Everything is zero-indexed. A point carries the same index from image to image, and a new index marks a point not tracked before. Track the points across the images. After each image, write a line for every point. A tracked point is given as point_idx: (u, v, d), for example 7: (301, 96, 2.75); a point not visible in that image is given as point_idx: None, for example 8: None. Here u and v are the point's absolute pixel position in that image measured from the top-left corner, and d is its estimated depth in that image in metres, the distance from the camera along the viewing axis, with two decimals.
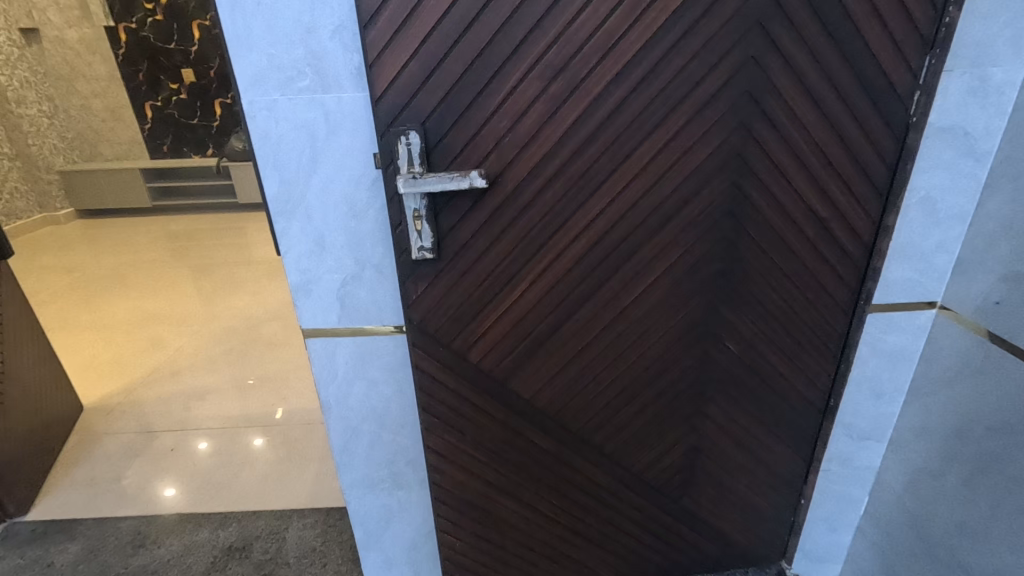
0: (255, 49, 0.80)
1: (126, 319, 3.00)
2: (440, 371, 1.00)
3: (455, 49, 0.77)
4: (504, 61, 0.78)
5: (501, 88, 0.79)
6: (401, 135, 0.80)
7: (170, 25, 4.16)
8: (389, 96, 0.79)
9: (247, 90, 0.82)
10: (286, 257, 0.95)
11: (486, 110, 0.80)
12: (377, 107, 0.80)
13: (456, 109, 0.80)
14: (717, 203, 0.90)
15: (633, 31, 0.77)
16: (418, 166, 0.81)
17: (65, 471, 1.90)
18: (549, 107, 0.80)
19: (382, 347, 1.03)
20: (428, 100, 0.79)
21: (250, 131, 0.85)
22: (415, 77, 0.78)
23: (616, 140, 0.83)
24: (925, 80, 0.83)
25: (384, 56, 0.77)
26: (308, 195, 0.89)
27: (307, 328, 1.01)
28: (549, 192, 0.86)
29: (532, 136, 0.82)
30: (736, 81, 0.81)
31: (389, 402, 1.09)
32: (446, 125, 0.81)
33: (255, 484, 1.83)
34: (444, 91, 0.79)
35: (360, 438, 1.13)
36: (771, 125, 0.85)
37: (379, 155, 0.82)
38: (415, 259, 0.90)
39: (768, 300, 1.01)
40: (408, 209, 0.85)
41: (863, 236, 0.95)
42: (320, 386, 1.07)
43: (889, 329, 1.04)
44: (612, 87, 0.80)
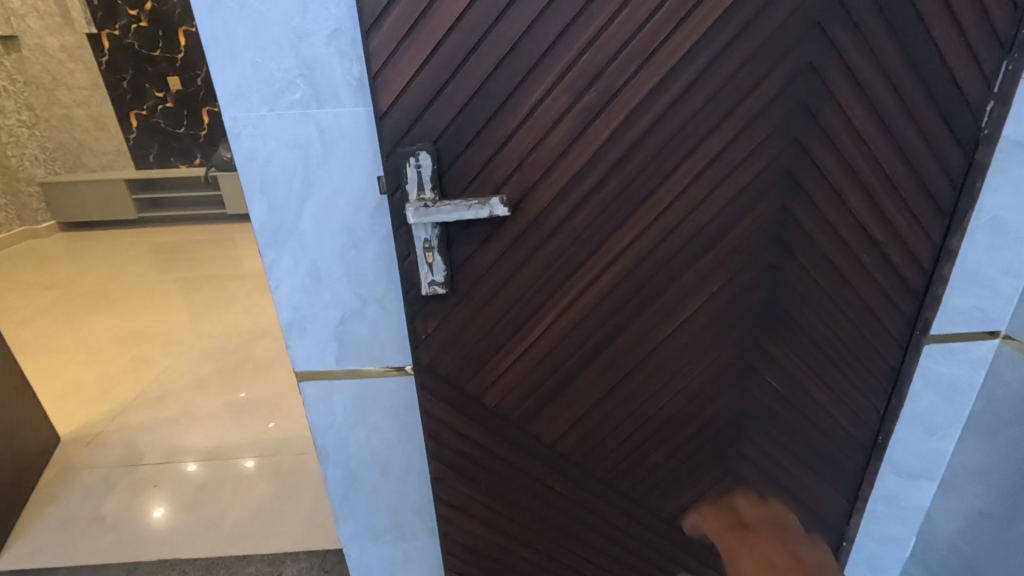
0: (238, 57, 0.69)
1: (109, 338, 2.86)
2: (452, 416, 0.89)
3: (472, 56, 0.67)
4: (528, 70, 0.67)
5: (525, 101, 0.69)
6: (409, 156, 0.69)
7: (155, 32, 4.03)
8: (396, 112, 0.69)
9: (229, 105, 0.71)
10: (276, 292, 0.83)
11: (508, 127, 0.70)
12: (381, 124, 0.69)
13: (473, 125, 0.70)
14: (764, 228, 0.80)
15: (677, 33, 0.67)
16: (429, 191, 0.71)
17: (39, 511, 1.77)
18: (579, 122, 0.70)
19: (386, 388, 0.92)
20: (440, 115, 0.69)
21: (233, 151, 0.74)
22: (425, 89, 0.68)
23: (653, 159, 0.73)
24: (1000, 89, 0.74)
25: (389, 65, 0.67)
26: (302, 223, 0.78)
27: (301, 370, 0.90)
28: (576, 219, 0.76)
29: (559, 156, 0.72)
30: (792, 90, 0.71)
31: (393, 448, 0.98)
32: (461, 144, 0.70)
33: (246, 523, 1.71)
34: (459, 105, 0.69)
35: (361, 487, 1.02)
36: (829, 140, 0.75)
37: (384, 179, 0.71)
38: (424, 295, 0.79)
39: (818, 332, 0.90)
40: (418, 241, 0.74)
41: (923, 260, 0.85)
42: (316, 432, 0.95)
43: (948, 362, 0.94)
44: (652, 99, 0.70)
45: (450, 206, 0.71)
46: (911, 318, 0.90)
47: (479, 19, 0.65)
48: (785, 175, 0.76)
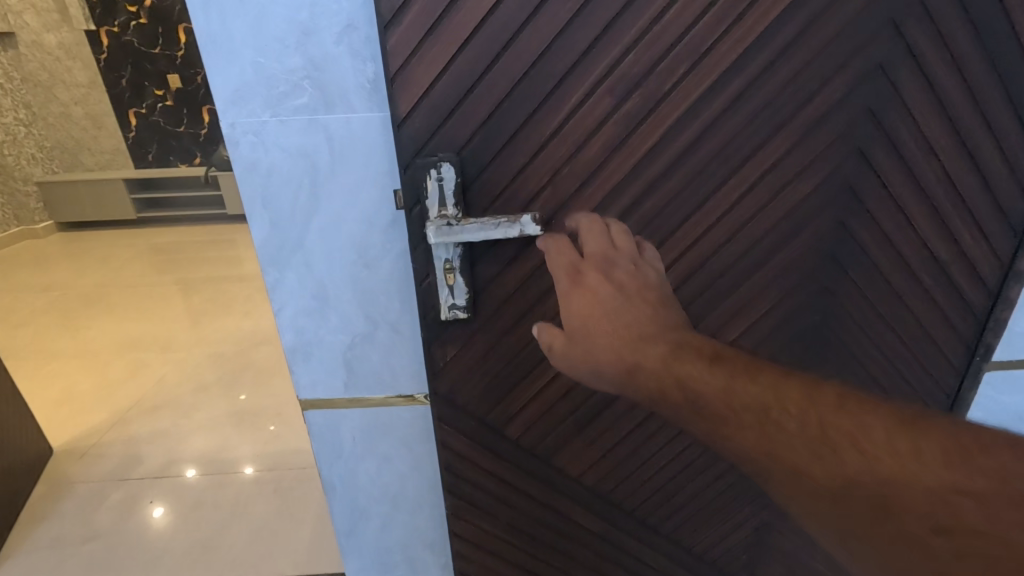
0: (236, 57, 0.61)
1: (106, 343, 2.79)
2: (470, 449, 0.82)
3: (504, 58, 0.60)
4: (565, 73, 0.61)
5: (560, 108, 0.62)
6: (430, 168, 0.62)
7: (155, 29, 3.95)
8: (417, 120, 0.62)
9: (226, 110, 0.64)
10: (279, 315, 0.76)
11: (540, 137, 0.63)
12: (399, 132, 0.62)
13: (502, 134, 0.63)
14: (817, 246, 0.72)
15: (731, 34, 0.60)
16: (452, 207, 0.64)
17: (29, 530, 1.71)
18: (620, 131, 0.63)
19: (398, 418, 0.85)
20: (466, 123, 0.63)
21: (232, 161, 0.66)
22: (450, 94, 0.61)
23: (701, 170, 0.66)
24: None
25: (412, 67, 0.60)
26: (308, 241, 0.71)
27: (305, 398, 0.83)
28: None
29: (595, 167, 0.65)
30: (855, 95, 0.65)
31: (405, 480, 0.91)
32: (489, 154, 0.64)
33: (244, 546, 1.64)
34: (487, 112, 0.62)
35: (369, 520, 0.95)
36: (894, 151, 0.68)
37: (401, 194, 0.64)
38: (444, 319, 0.71)
39: (867, 357, 0.82)
40: (437, 262, 0.67)
41: (987, 281, 0.74)
42: (322, 463, 0.88)
43: (1008, 392, 0.87)
44: (699, 107, 0.63)
45: (475, 223, 0.64)
46: (971, 344, 0.78)
47: (511, 16, 0.58)
48: (842, 189, 0.70)
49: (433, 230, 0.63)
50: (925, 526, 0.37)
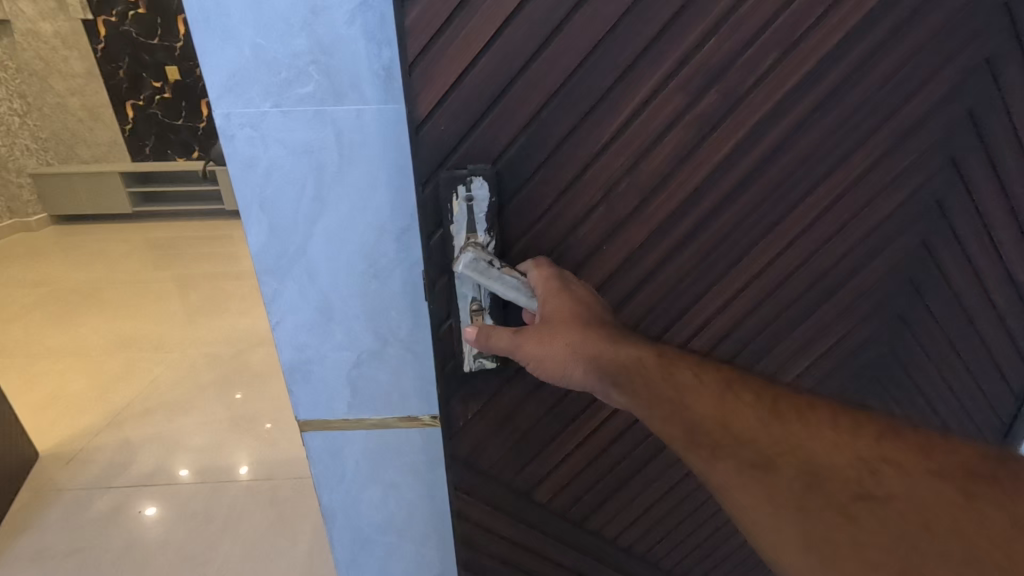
0: (233, 38, 0.53)
1: (97, 341, 2.70)
2: (494, 513, 0.80)
3: (548, 49, 0.56)
4: (618, 76, 0.58)
5: (619, 111, 0.60)
6: (460, 184, 0.60)
7: (153, 19, 3.85)
8: (444, 122, 0.58)
9: (219, 99, 0.56)
10: (276, 329, 0.68)
11: (599, 140, 0.61)
12: (420, 136, 0.58)
13: (547, 145, 0.61)
14: (904, 264, 0.75)
15: (786, 62, 0.60)
16: (484, 235, 0.63)
17: (13, 537, 1.64)
18: (688, 139, 0.63)
19: (404, 443, 0.77)
20: (505, 128, 0.59)
21: (226, 158, 0.59)
22: (487, 92, 0.57)
23: (765, 198, 0.67)
24: None
25: (434, 58, 0.55)
26: (311, 247, 0.63)
27: (304, 418, 0.75)
28: (683, 242, 0.69)
29: (649, 171, 0.64)
30: (957, 99, 0.65)
31: (411, 508, 0.84)
32: (534, 164, 0.61)
33: (239, 556, 1.58)
34: (528, 117, 0.59)
35: (372, 549, 0.87)
36: (989, 160, 0.69)
37: (421, 209, 0.60)
38: (468, 370, 0.69)
39: (930, 387, 0.84)
40: (460, 303, 0.65)
41: None
42: (322, 489, 0.81)
43: None
44: (753, 138, 0.64)
45: (515, 273, 0.63)
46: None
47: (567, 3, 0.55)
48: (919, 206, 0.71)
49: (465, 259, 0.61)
50: (846, 492, 0.43)
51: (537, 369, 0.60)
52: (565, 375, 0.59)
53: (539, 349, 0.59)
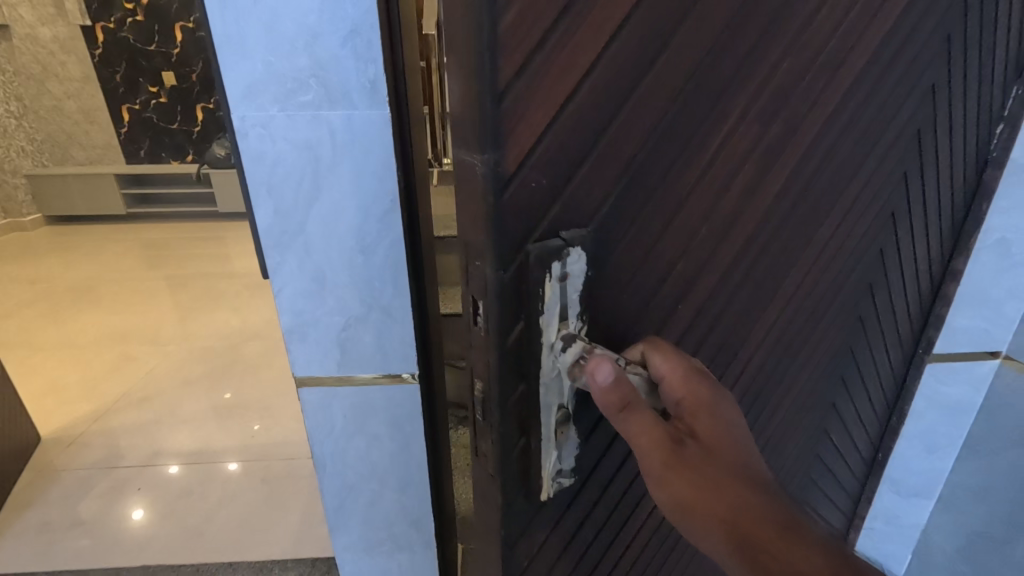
0: (249, 55, 0.67)
1: (93, 336, 2.80)
2: None
3: (647, 79, 0.49)
4: (711, 105, 0.54)
5: (710, 142, 0.56)
6: (558, 259, 0.50)
7: (151, 26, 4.00)
8: (529, 175, 0.47)
9: (237, 104, 0.69)
10: (278, 296, 0.81)
11: (687, 181, 0.57)
12: (506, 200, 0.46)
13: (640, 199, 0.54)
14: (862, 275, 0.82)
15: (815, 109, 0.62)
16: (574, 322, 0.54)
17: (17, 513, 1.73)
18: (760, 166, 0.62)
19: (385, 398, 0.91)
20: (602, 176, 0.50)
21: (240, 151, 0.72)
22: (581, 135, 0.48)
23: (801, 222, 0.70)
24: (1011, 111, 0.81)
25: (531, 98, 0.44)
26: (309, 226, 0.77)
27: (300, 375, 0.88)
28: (740, 267, 0.67)
29: (718, 196, 0.60)
30: (915, 116, 0.73)
31: (392, 458, 0.97)
32: (630, 218, 0.54)
33: (233, 530, 1.67)
34: (624, 163, 0.51)
35: (357, 497, 1.00)
36: (924, 175, 0.79)
37: (501, 292, 0.50)
38: (545, 497, 0.62)
39: (868, 377, 0.95)
40: (543, 417, 0.56)
41: (932, 274, 0.91)
42: (314, 441, 0.93)
43: (949, 381, 0.99)
44: (791, 180, 0.65)
45: (635, 368, 0.56)
46: (917, 333, 0.96)
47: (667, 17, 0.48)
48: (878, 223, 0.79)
49: (583, 355, 0.53)
50: None
51: (672, 509, 0.53)
52: (702, 529, 0.52)
53: (689, 489, 0.52)
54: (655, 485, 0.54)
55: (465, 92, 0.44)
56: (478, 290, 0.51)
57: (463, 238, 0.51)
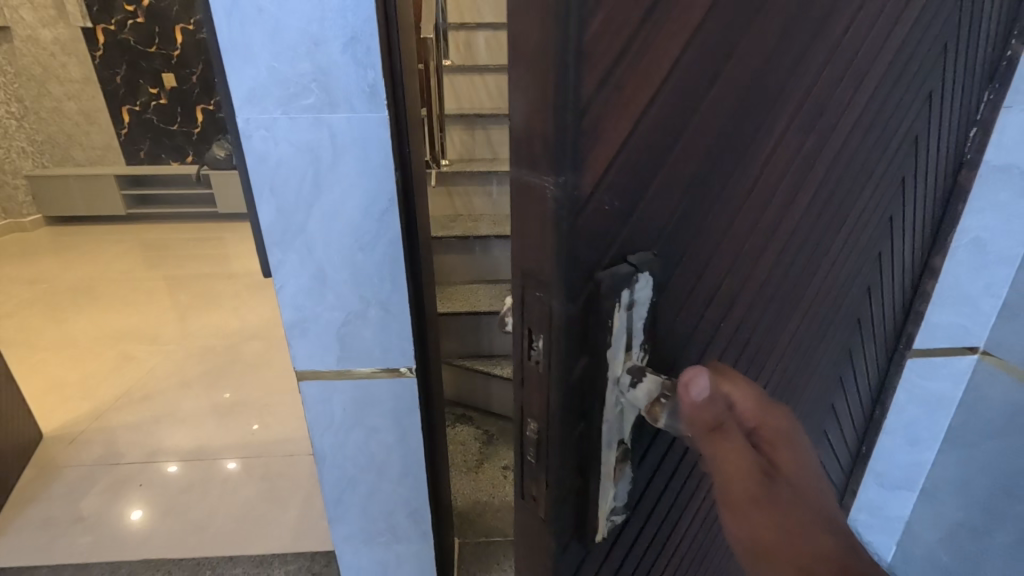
0: (254, 60, 0.70)
1: (93, 336, 2.82)
2: None
3: (716, 85, 0.41)
4: (766, 109, 0.47)
5: (760, 150, 0.49)
6: (626, 288, 0.40)
7: (151, 28, 4.04)
8: (603, 198, 0.37)
9: (242, 107, 0.73)
10: (280, 292, 0.84)
11: (738, 192, 0.49)
12: (580, 227, 0.36)
13: (698, 218, 0.46)
14: (862, 277, 0.80)
15: (848, 112, 0.58)
16: (639, 350, 0.43)
17: (20, 509, 1.75)
18: (800, 174, 0.56)
19: (384, 391, 0.94)
20: (665, 195, 0.42)
21: (244, 152, 0.75)
22: (653, 149, 0.39)
23: (825, 230, 0.65)
24: (982, 116, 0.82)
25: (613, 105, 0.35)
26: (310, 225, 0.80)
27: (301, 369, 0.91)
28: (772, 281, 0.61)
29: (764, 209, 0.53)
30: (917, 119, 0.71)
31: (391, 451, 1.00)
32: (686, 240, 0.46)
33: (233, 525, 1.70)
34: (688, 178, 0.43)
35: (356, 488, 1.03)
36: (914, 178, 0.78)
37: (568, 323, 0.39)
38: (598, 541, 0.50)
39: (856, 375, 0.95)
40: (603, 464, 0.46)
41: (912, 272, 0.92)
42: (315, 433, 0.97)
43: (930, 376, 1.00)
44: (823, 188, 0.61)
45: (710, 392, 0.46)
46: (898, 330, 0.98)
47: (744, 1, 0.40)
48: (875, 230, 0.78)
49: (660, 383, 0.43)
50: None
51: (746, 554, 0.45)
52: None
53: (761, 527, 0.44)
54: (732, 519, 0.46)
55: (536, 96, 0.34)
56: (534, 321, 0.40)
57: (518, 267, 0.40)
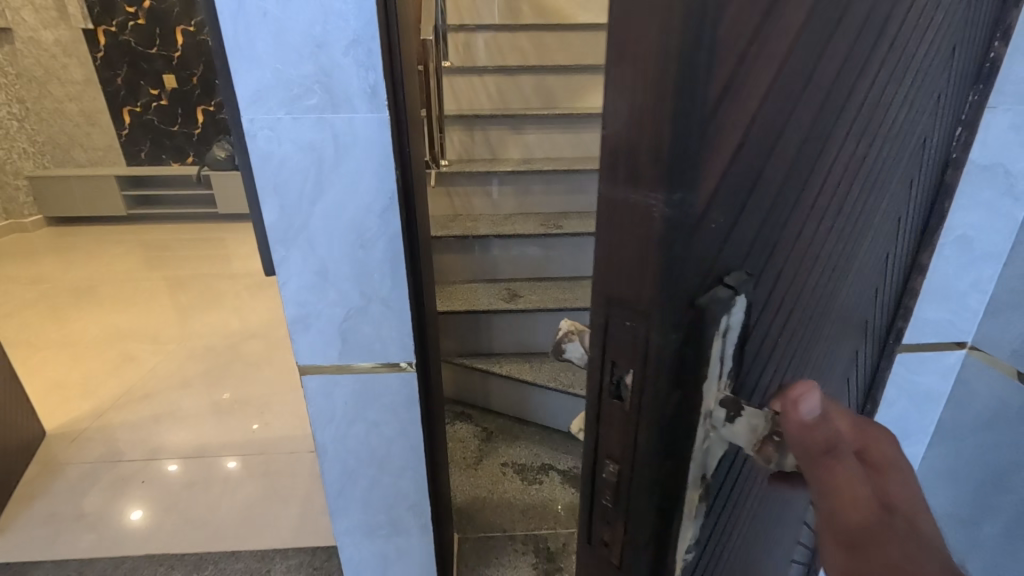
0: (259, 62, 0.72)
1: (95, 336, 2.84)
2: None
3: (832, 68, 0.31)
4: (866, 102, 0.37)
5: (853, 154, 0.39)
6: (726, 323, 0.29)
7: (152, 29, 4.07)
8: (722, 208, 0.27)
9: (246, 107, 0.75)
10: (283, 289, 0.87)
11: (829, 206, 0.39)
12: (692, 252, 0.26)
13: (793, 240, 0.35)
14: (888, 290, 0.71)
15: (916, 109, 0.49)
16: (727, 378, 0.32)
17: (24, 505, 1.77)
18: (874, 183, 0.46)
19: (385, 385, 0.96)
20: (768, 212, 0.32)
21: (248, 151, 0.77)
22: (764, 151, 0.29)
23: (877, 245, 0.56)
24: (970, 115, 0.74)
25: (739, 94, 0.25)
26: (312, 222, 0.82)
27: (304, 364, 0.93)
28: (836, 309, 0.50)
29: (844, 227, 0.43)
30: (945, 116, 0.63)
31: (391, 444, 1.02)
32: (780, 267, 0.35)
33: (234, 521, 1.72)
34: (790, 188, 0.33)
35: (357, 481, 1.05)
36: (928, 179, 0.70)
37: (667, 355, 0.28)
38: None
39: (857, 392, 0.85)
40: (678, 541, 0.33)
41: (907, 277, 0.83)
42: (316, 426, 0.99)
43: (920, 370, 0.94)
44: (885, 198, 0.51)
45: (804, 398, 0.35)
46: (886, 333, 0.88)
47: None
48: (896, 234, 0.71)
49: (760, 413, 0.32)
50: None
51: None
52: None
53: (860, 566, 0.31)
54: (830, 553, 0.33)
55: (652, 60, 0.23)
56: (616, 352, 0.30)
57: (597, 291, 0.29)
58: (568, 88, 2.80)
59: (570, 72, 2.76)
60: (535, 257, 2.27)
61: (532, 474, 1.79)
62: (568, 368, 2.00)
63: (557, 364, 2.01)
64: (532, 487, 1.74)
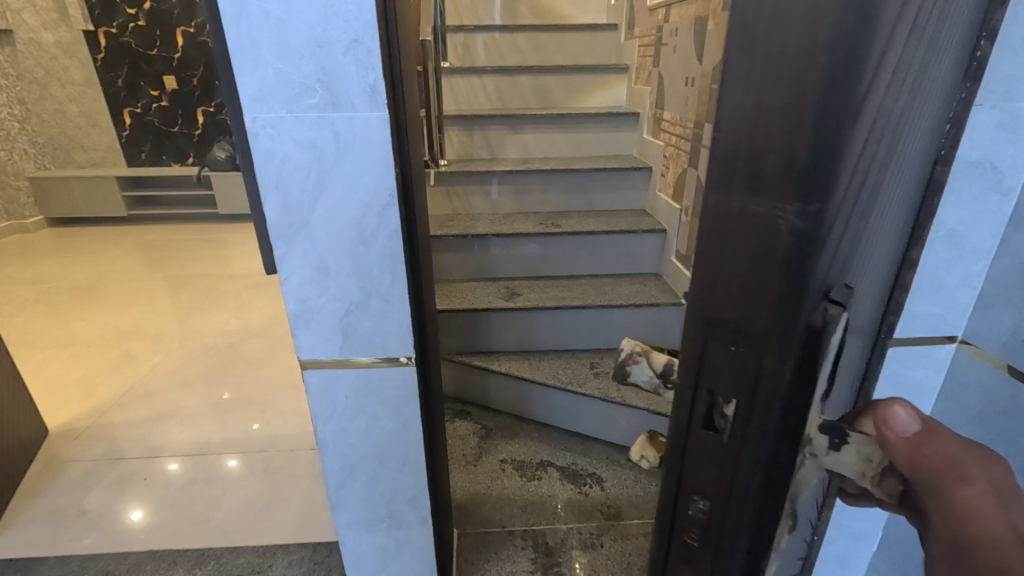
0: (261, 62, 0.74)
1: (96, 335, 2.85)
2: None
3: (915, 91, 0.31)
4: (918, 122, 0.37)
5: (903, 176, 0.38)
6: (835, 342, 0.28)
7: (152, 31, 4.09)
8: (846, 219, 0.25)
9: (249, 106, 0.76)
10: (285, 284, 0.88)
11: (887, 225, 0.38)
12: (817, 268, 0.25)
13: (865, 262, 0.35)
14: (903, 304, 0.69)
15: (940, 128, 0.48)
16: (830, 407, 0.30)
17: (27, 502, 1.78)
18: (910, 201, 0.46)
19: (386, 380, 0.97)
20: (866, 230, 0.31)
21: (250, 150, 0.79)
22: (876, 170, 0.28)
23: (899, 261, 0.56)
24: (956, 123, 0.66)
25: (874, 104, 0.24)
26: (313, 218, 0.83)
27: (305, 358, 0.94)
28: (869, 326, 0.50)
29: (886, 246, 0.43)
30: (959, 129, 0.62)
31: (391, 438, 1.03)
32: (859, 285, 0.34)
33: (236, 518, 1.73)
34: (878, 204, 0.32)
35: (358, 475, 1.07)
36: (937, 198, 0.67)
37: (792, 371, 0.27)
38: None
39: None
40: (767, 571, 0.32)
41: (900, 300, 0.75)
42: (318, 420, 1.00)
43: (912, 365, 0.86)
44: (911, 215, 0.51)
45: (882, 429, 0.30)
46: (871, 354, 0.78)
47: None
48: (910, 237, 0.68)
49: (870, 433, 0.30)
50: None
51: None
52: None
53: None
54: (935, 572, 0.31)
55: (793, 67, 0.23)
56: (718, 379, 0.29)
57: (695, 312, 0.29)
58: (566, 88, 2.82)
59: (568, 72, 2.78)
60: (534, 256, 2.29)
61: (531, 470, 1.81)
62: (565, 365, 2.03)
63: (556, 362, 2.04)
64: (531, 483, 1.76)
